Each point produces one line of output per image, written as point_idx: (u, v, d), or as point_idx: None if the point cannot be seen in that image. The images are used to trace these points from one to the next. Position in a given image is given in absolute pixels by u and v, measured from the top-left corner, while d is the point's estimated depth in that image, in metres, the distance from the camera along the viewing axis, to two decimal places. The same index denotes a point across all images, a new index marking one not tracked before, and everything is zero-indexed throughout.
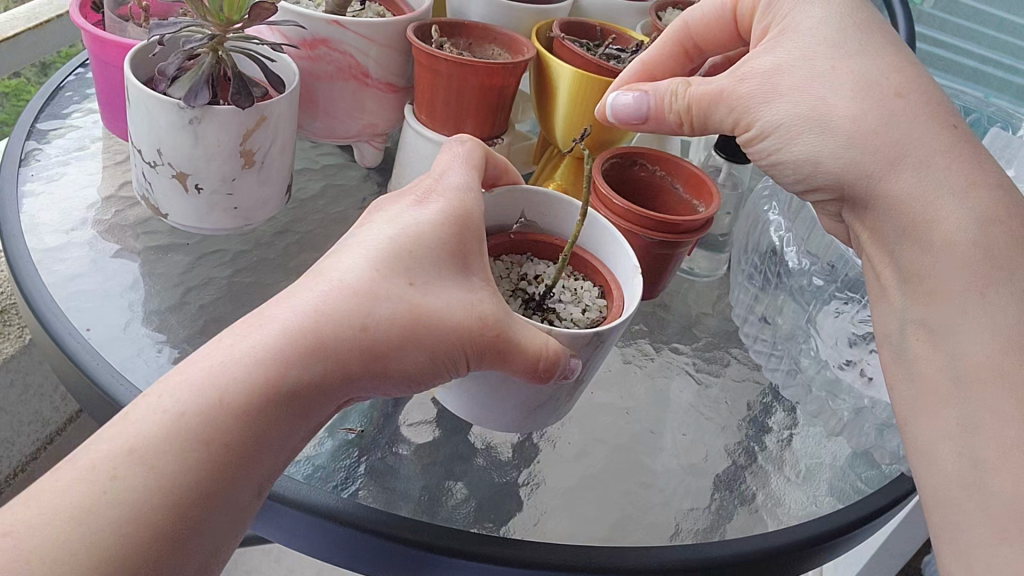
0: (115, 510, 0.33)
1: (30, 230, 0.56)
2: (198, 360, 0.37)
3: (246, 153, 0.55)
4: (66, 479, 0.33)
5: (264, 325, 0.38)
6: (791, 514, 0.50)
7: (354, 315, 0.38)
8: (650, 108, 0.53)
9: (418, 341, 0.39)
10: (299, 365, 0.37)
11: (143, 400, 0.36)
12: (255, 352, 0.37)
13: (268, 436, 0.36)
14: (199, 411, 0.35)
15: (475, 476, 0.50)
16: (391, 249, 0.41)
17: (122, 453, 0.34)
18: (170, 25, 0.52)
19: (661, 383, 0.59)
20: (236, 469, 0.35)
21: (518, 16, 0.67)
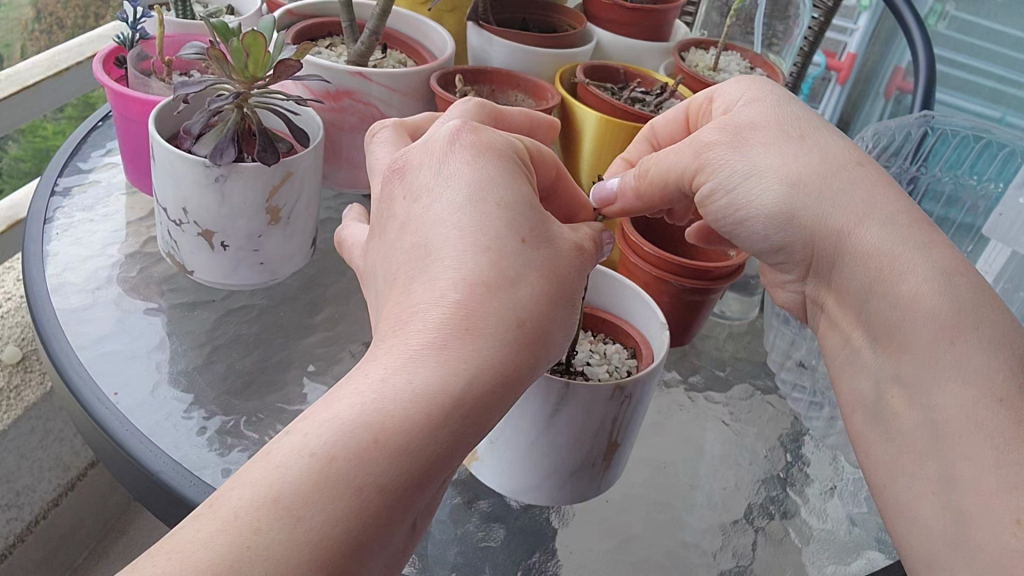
0: (264, 569, 0.28)
1: (56, 292, 0.56)
2: (325, 403, 0.33)
3: (272, 209, 0.55)
4: (207, 531, 0.29)
5: (396, 351, 0.34)
6: (836, 571, 0.49)
7: (508, 309, 0.36)
8: (615, 188, 0.51)
9: (551, 325, 0.38)
10: (458, 383, 0.34)
11: (282, 442, 0.31)
12: (413, 375, 0.33)
13: (437, 468, 0.32)
14: (357, 448, 0.31)
15: (513, 540, 0.48)
16: (488, 213, 0.39)
17: (267, 503, 0.29)
18: (194, 83, 0.51)
19: (696, 431, 0.58)
20: (397, 512, 0.31)
21: (540, 60, 0.67)
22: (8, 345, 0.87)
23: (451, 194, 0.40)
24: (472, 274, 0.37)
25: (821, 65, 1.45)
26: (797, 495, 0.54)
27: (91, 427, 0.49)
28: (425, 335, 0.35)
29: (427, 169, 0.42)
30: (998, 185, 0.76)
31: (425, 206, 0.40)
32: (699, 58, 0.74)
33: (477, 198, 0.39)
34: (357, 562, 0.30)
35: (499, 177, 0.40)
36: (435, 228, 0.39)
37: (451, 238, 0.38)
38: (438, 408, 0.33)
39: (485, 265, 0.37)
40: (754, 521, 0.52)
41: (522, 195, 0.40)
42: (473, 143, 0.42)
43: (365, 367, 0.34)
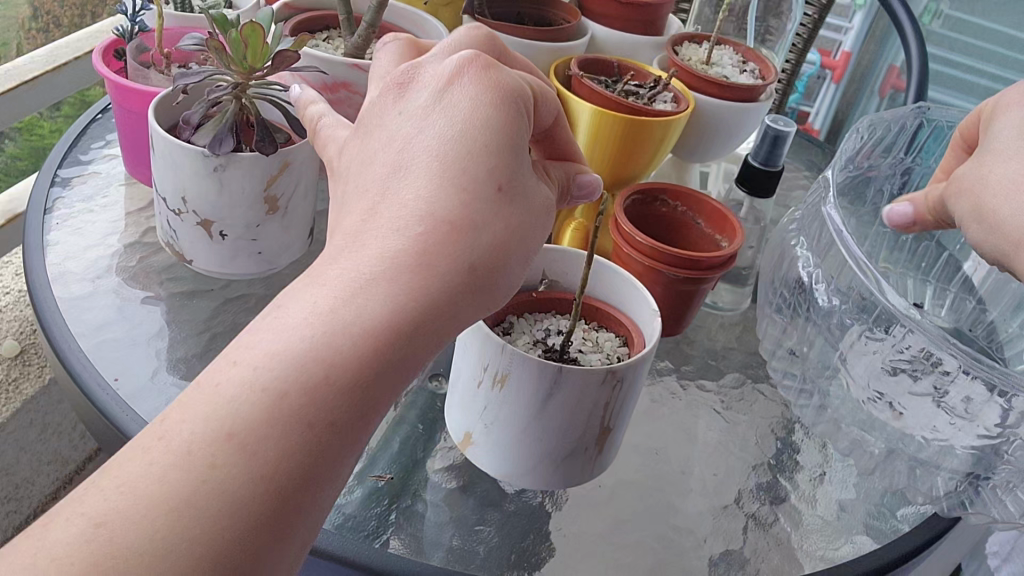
0: (218, 503, 0.29)
1: (56, 280, 0.57)
2: (275, 326, 0.33)
3: (270, 198, 0.55)
4: (161, 466, 0.30)
5: (351, 281, 0.34)
6: (825, 555, 0.50)
7: (464, 254, 0.36)
8: None
9: (501, 272, 0.38)
10: (402, 325, 0.34)
11: (232, 372, 0.32)
12: (364, 306, 0.33)
13: (375, 395, 0.33)
14: (305, 387, 0.31)
15: (506, 523, 0.49)
16: (468, 157, 0.38)
17: (219, 439, 0.30)
18: (194, 74, 0.51)
19: (688, 420, 0.59)
20: (342, 442, 0.32)
21: (535, 52, 0.67)
22: (7, 338, 0.89)
23: (435, 128, 0.39)
24: (433, 208, 0.36)
25: (814, 64, 1.47)
26: (787, 481, 0.55)
27: (91, 411, 0.50)
28: (380, 267, 0.34)
29: (421, 97, 0.40)
30: None
31: (410, 134, 0.39)
32: (692, 51, 0.75)
33: (459, 131, 0.38)
34: (306, 494, 0.31)
35: (487, 110, 0.39)
36: (412, 156, 0.38)
37: (429, 171, 0.37)
38: (386, 342, 0.33)
39: (453, 206, 0.36)
40: (744, 506, 0.52)
41: (502, 129, 0.39)
42: (482, 80, 0.40)
43: (313, 288, 0.34)
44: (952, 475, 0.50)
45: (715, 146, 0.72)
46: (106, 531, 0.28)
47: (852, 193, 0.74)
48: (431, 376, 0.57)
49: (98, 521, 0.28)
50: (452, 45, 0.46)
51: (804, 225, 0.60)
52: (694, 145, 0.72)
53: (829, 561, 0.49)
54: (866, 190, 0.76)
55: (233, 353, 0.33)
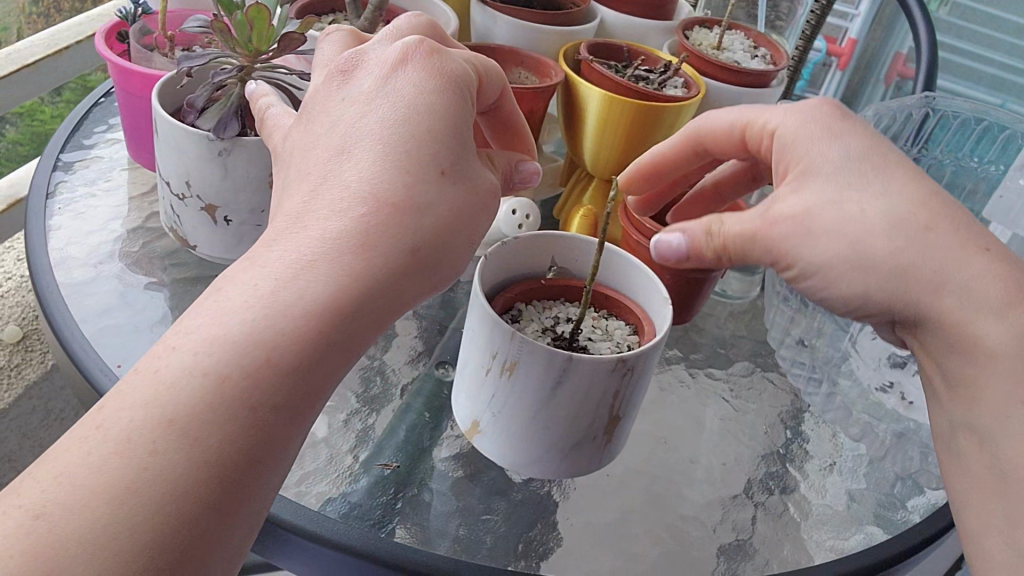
0: (162, 486, 0.30)
1: (58, 265, 0.56)
2: (215, 308, 0.35)
3: (275, 183, 0.54)
4: (99, 454, 0.30)
5: (296, 266, 0.36)
6: (835, 545, 0.49)
7: (404, 235, 0.38)
8: (690, 248, 0.49)
9: (443, 252, 0.40)
10: (339, 307, 0.35)
11: (170, 357, 0.33)
12: (306, 287, 0.35)
13: (315, 374, 0.35)
14: (247, 368, 0.33)
15: (513, 512, 0.49)
16: (408, 141, 0.40)
17: (160, 425, 0.31)
18: (198, 57, 0.51)
19: (697, 408, 0.58)
20: (281, 425, 0.33)
21: (543, 37, 0.66)
22: (7, 324, 0.89)
23: (380, 114, 0.41)
24: (374, 194, 0.38)
25: (821, 52, 1.46)
26: (796, 471, 0.54)
27: (93, 397, 0.49)
28: (321, 250, 0.36)
29: (367, 86, 0.42)
30: (999, 167, 0.75)
31: (356, 121, 0.41)
32: (702, 36, 0.74)
33: (402, 119, 0.41)
34: (247, 475, 0.32)
35: (432, 98, 0.41)
36: (356, 142, 0.40)
37: (373, 155, 0.40)
38: (327, 322, 0.35)
39: (394, 189, 0.39)
40: (753, 496, 0.52)
41: (444, 115, 0.41)
42: (427, 69, 0.43)
43: (251, 271, 0.36)
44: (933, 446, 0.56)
45: None
46: (44, 523, 0.29)
47: None
48: (438, 363, 0.57)
49: (36, 513, 0.29)
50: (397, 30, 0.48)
51: None
52: None
53: (840, 552, 0.49)
54: None
55: (171, 338, 0.34)
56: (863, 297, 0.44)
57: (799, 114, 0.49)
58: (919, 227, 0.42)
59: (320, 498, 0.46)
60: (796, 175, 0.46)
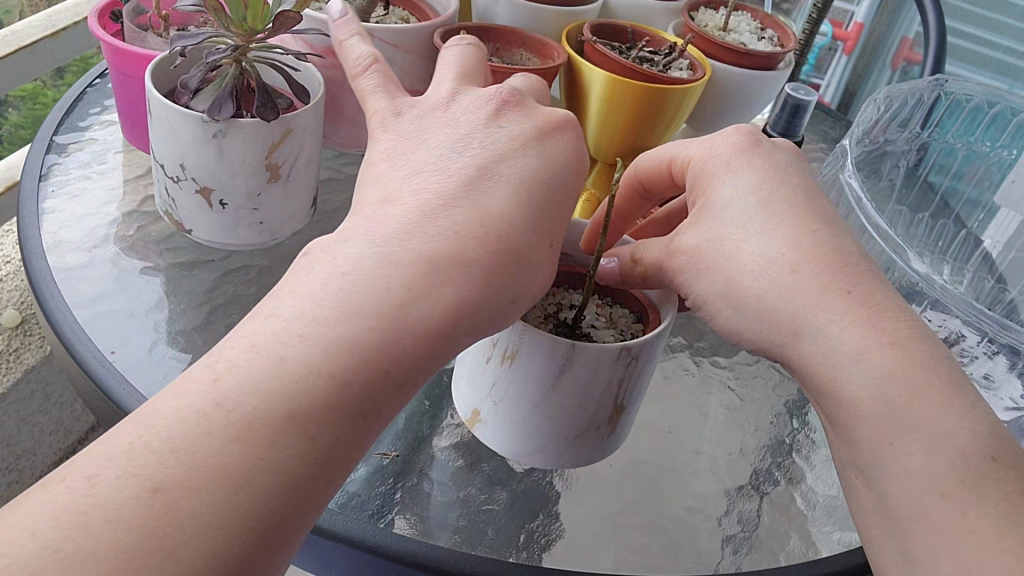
0: (268, 477, 0.31)
1: (52, 249, 0.55)
2: (340, 300, 0.35)
3: (271, 166, 0.53)
4: (193, 446, 0.31)
5: (397, 287, 0.36)
6: (843, 538, 0.48)
7: (493, 285, 0.38)
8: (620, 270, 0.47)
9: (517, 309, 0.40)
10: (428, 332, 0.36)
11: (297, 345, 0.34)
12: (428, 311, 0.36)
13: (397, 395, 0.36)
14: (364, 378, 0.34)
15: (514, 502, 0.48)
16: (509, 198, 0.41)
17: (279, 418, 0.32)
18: (192, 35, 0.49)
19: (701, 397, 0.57)
20: (357, 442, 0.34)
21: (546, 17, 0.65)
22: (6, 308, 0.87)
23: (522, 161, 0.43)
24: (498, 224, 0.40)
25: (827, 35, 1.44)
26: (802, 461, 0.53)
27: (87, 385, 0.48)
28: (437, 269, 0.37)
29: (521, 124, 0.45)
30: (1011, 151, 0.75)
31: (486, 155, 0.42)
32: (708, 17, 0.72)
33: (538, 171, 0.42)
34: (321, 486, 0.33)
35: (572, 166, 0.44)
36: (464, 188, 0.41)
37: (477, 202, 0.40)
38: (419, 349, 0.36)
39: (493, 235, 0.39)
40: (759, 488, 0.51)
41: (555, 183, 0.43)
42: (579, 138, 0.45)
43: (382, 264, 0.37)
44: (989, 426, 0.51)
45: (731, 116, 0.69)
46: (161, 499, 0.30)
47: (868, 167, 0.73)
48: None
49: (153, 487, 0.30)
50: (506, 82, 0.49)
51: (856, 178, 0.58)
52: (707, 114, 0.70)
53: (847, 545, 0.48)
54: (882, 163, 0.74)
55: (290, 325, 0.35)
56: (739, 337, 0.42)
57: (710, 146, 0.47)
58: (784, 269, 0.40)
59: None
60: (699, 207, 0.45)
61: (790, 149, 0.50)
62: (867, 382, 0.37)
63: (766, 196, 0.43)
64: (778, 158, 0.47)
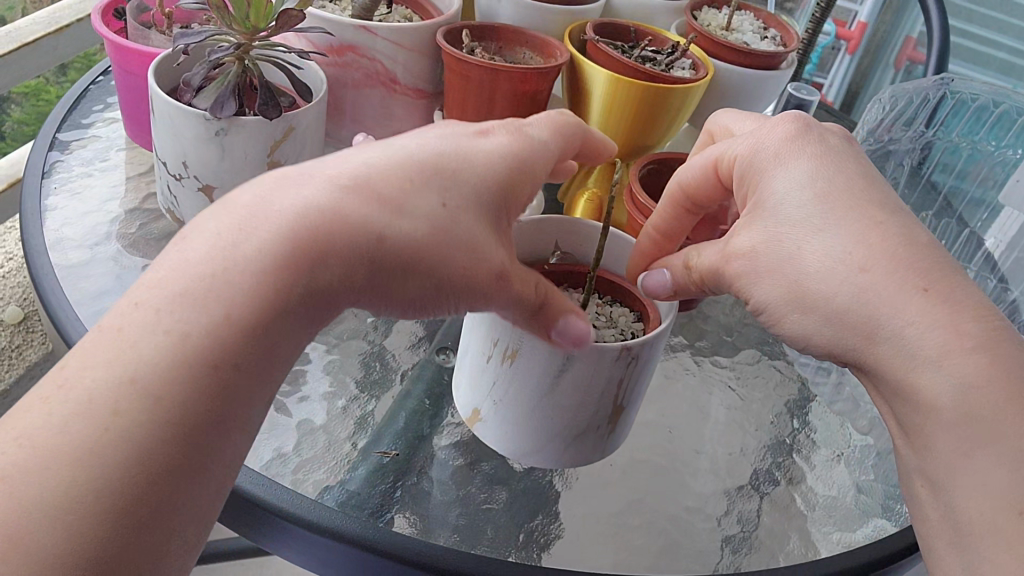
0: (120, 452, 0.30)
1: (54, 246, 0.55)
2: (178, 260, 0.34)
3: (273, 164, 0.53)
4: (60, 415, 0.31)
5: (267, 230, 0.35)
6: (842, 538, 0.48)
7: (380, 234, 0.36)
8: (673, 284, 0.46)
9: (428, 268, 0.36)
10: (301, 272, 0.35)
11: (133, 313, 0.33)
12: (261, 254, 0.34)
13: (277, 329, 0.34)
14: (204, 329, 0.33)
15: (514, 501, 0.48)
16: (432, 159, 0.38)
17: (121, 384, 0.31)
18: (194, 33, 0.49)
19: (702, 397, 0.57)
20: (237, 393, 0.33)
21: (548, 17, 0.65)
22: (9, 304, 0.89)
23: (501, 138, 0.41)
24: (386, 172, 0.37)
25: (831, 35, 1.44)
26: (803, 461, 0.53)
27: None
28: (300, 215, 0.35)
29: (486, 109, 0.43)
30: (1015, 151, 0.76)
31: (470, 133, 0.41)
32: (712, 17, 0.72)
33: (513, 148, 0.41)
34: (206, 442, 0.32)
35: (540, 142, 0.42)
36: (400, 142, 0.39)
37: (398, 151, 0.38)
38: (283, 292, 0.34)
39: (385, 183, 0.37)
40: (759, 488, 0.51)
41: (501, 170, 0.40)
42: (552, 120, 0.44)
43: (219, 219, 0.35)
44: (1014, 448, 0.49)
45: None
46: (6, 485, 0.29)
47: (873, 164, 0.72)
48: (438, 349, 0.56)
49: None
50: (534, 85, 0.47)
51: None
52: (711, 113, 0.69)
53: (847, 545, 0.48)
54: (886, 162, 0.74)
55: (136, 292, 0.34)
56: (807, 342, 0.40)
57: (755, 137, 0.44)
58: (853, 268, 0.38)
59: (317, 486, 0.45)
60: (751, 206, 0.43)
61: (843, 131, 0.47)
62: (945, 389, 0.35)
63: (818, 186, 0.41)
64: (828, 140, 0.44)
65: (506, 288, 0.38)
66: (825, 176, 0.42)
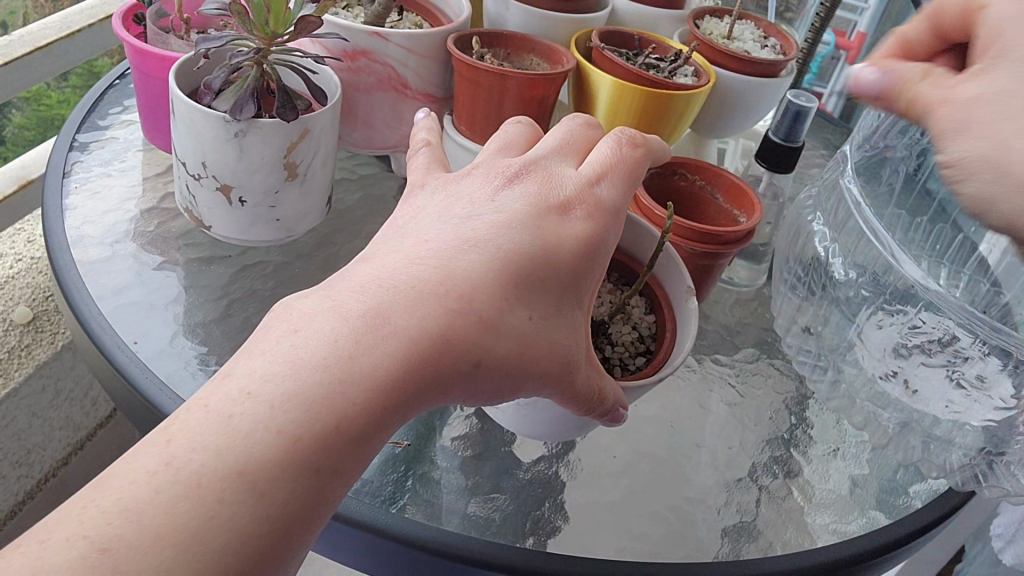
0: (229, 538, 0.30)
1: (75, 243, 0.57)
2: (293, 355, 0.33)
3: (290, 165, 0.55)
4: (167, 496, 0.29)
5: (379, 336, 0.35)
6: (837, 528, 0.50)
7: (477, 349, 0.37)
8: (888, 84, 0.45)
9: (511, 377, 0.39)
10: (406, 384, 0.35)
11: (247, 403, 0.32)
12: (379, 360, 0.34)
13: (373, 441, 0.34)
14: (318, 434, 0.32)
15: (521, 491, 0.50)
16: (519, 261, 0.39)
17: (231, 476, 0.30)
18: (215, 38, 0.51)
19: (702, 394, 0.59)
20: (334, 484, 0.33)
21: (554, 25, 0.66)
22: (18, 304, 0.89)
23: (582, 225, 0.42)
24: (470, 277, 0.38)
25: (830, 44, 1.46)
26: (800, 455, 0.55)
27: (109, 373, 0.50)
28: (412, 328, 0.35)
29: (564, 185, 0.44)
30: None
31: (554, 213, 0.42)
32: (713, 25, 0.74)
33: (593, 237, 0.42)
34: (296, 534, 0.31)
35: (613, 217, 0.44)
36: (477, 234, 0.40)
37: (485, 253, 0.39)
38: (392, 403, 0.34)
39: (481, 295, 0.37)
40: (757, 480, 0.53)
41: (575, 265, 0.41)
42: (626, 161, 0.46)
43: (332, 317, 0.35)
44: (965, 451, 0.51)
45: (734, 121, 0.71)
46: (108, 558, 0.28)
47: (868, 172, 0.74)
48: None
49: (101, 547, 0.28)
50: (573, 137, 0.48)
51: (818, 202, 0.60)
52: (712, 118, 0.71)
53: (842, 535, 0.49)
54: (882, 169, 0.75)
55: (245, 381, 0.33)
56: None
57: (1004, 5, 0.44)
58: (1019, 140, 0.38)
59: None
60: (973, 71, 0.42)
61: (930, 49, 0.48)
62: None
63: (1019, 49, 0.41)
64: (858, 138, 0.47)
65: (572, 381, 0.41)
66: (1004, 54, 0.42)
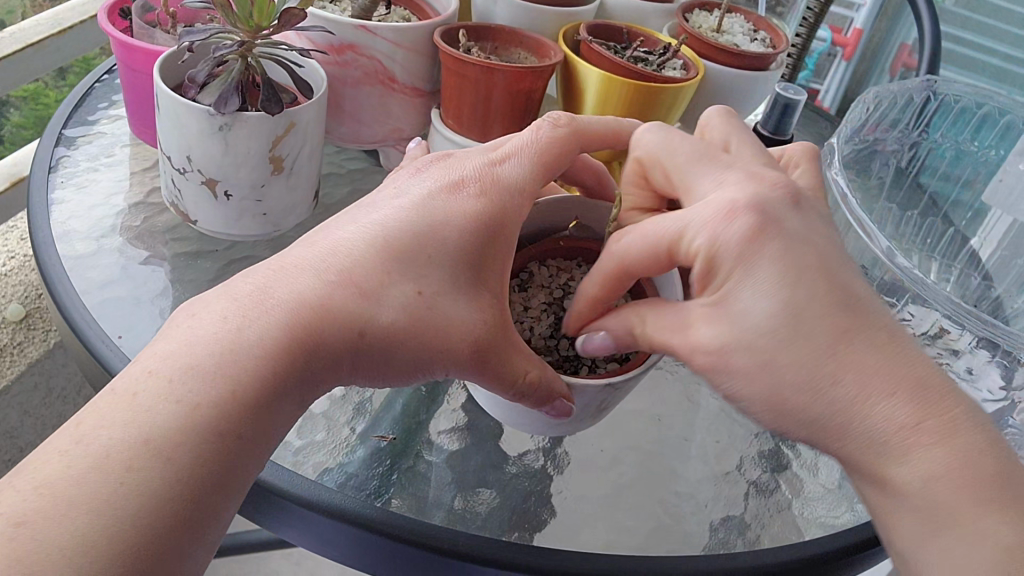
0: (138, 502, 0.31)
1: (61, 238, 0.57)
2: (187, 335, 0.36)
3: (275, 159, 0.55)
4: (78, 468, 0.32)
5: (269, 312, 0.37)
6: (826, 522, 0.50)
7: (356, 322, 0.38)
8: (615, 346, 0.43)
9: (408, 350, 0.39)
10: (292, 355, 0.37)
11: (149, 381, 0.34)
12: (263, 333, 0.36)
13: (271, 411, 0.36)
14: (215, 402, 0.34)
15: (508, 485, 0.50)
16: (403, 239, 0.40)
17: (136, 446, 0.32)
18: (198, 31, 0.51)
19: (692, 388, 0.58)
20: (240, 449, 0.35)
21: (543, 19, 0.66)
22: (12, 302, 0.88)
23: (471, 203, 0.42)
24: (353, 256, 0.39)
25: (826, 41, 1.46)
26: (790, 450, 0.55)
27: (93, 367, 0.50)
28: (294, 304, 0.37)
29: (464, 168, 0.44)
30: (998, 152, 0.77)
31: (444, 193, 0.42)
32: (702, 19, 0.74)
33: (482, 213, 0.41)
34: (211, 498, 0.33)
35: (515, 195, 0.43)
36: (373, 217, 0.41)
37: (372, 233, 0.40)
38: (282, 373, 0.36)
39: (363, 271, 0.38)
40: (746, 474, 0.53)
41: (474, 239, 0.41)
42: (539, 144, 0.45)
43: (223, 300, 0.38)
44: None
45: None
46: (26, 530, 0.30)
47: (858, 164, 0.74)
48: None
49: (17, 521, 0.30)
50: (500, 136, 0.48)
51: (809, 195, 0.61)
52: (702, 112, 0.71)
53: (830, 528, 0.49)
54: (872, 163, 0.75)
55: (149, 362, 0.35)
56: None
57: (714, 227, 0.39)
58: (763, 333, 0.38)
59: (317, 468, 0.46)
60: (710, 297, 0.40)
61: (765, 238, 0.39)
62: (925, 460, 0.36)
63: (788, 253, 0.38)
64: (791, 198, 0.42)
65: (484, 359, 0.40)
66: (783, 255, 0.38)
